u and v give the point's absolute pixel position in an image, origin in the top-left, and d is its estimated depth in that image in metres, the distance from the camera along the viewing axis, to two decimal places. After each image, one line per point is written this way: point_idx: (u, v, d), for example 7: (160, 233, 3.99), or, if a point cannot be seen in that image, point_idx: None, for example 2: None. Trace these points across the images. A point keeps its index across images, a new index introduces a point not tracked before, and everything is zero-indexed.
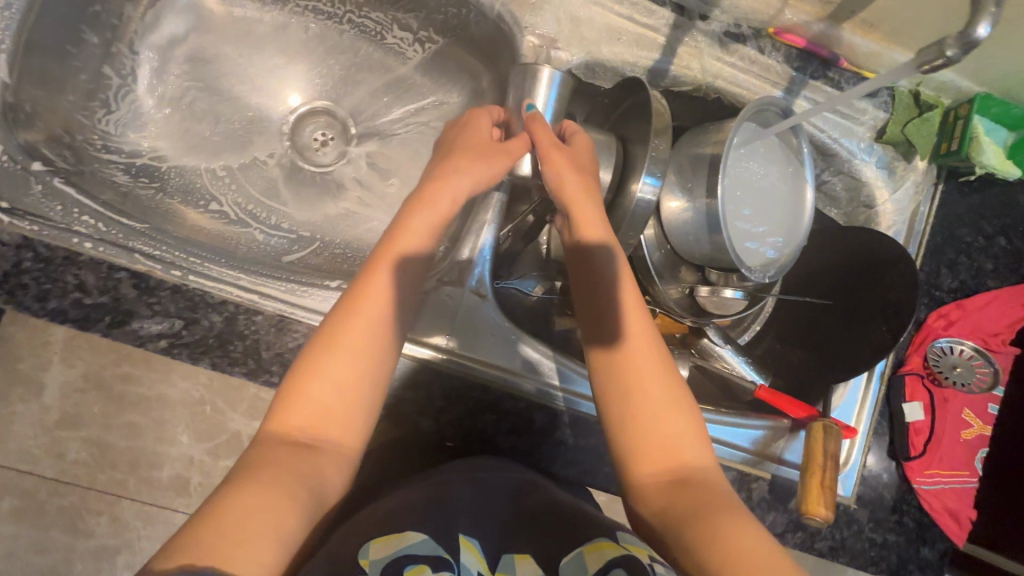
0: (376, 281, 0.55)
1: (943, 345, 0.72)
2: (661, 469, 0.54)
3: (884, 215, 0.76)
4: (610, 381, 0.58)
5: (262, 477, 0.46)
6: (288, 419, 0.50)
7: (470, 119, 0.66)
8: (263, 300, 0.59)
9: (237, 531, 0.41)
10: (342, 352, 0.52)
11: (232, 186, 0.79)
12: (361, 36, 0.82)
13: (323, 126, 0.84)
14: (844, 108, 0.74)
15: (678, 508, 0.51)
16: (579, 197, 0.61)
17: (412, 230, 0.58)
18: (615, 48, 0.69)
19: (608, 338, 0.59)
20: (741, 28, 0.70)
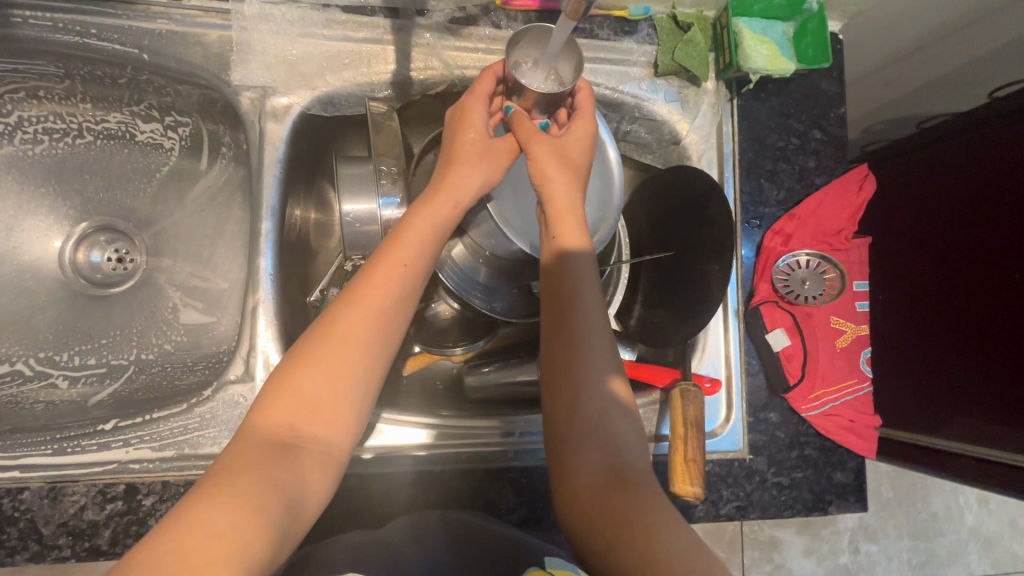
0: (371, 283, 0.49)
1: (786, 262, 0.69)
2: (605, 466, 0.49)
3: (693, 147, 0.71)
4: (576, 351, 0.52)
5: (230, 484, 0.40)
6: (274, 429, 0.44)
7: (478, 92, 0.59)
8: (26, 473, 0.53)
9: (190, 560, 0.35)
10: (336, 376, 0.47)
11: (17, 342, 0.72)
12: (111, 141, 0.76)
13: (106, 244, 0.78)
14: (611, 53, 0.69)
15: (613, 508, 0.46)
16: (559, 190, 0.56)
17: (413, 228, 0.53)
18: (346, 73, 0.64)
19: (572, 326, 0.53)
20: (466, 10, 0.65)
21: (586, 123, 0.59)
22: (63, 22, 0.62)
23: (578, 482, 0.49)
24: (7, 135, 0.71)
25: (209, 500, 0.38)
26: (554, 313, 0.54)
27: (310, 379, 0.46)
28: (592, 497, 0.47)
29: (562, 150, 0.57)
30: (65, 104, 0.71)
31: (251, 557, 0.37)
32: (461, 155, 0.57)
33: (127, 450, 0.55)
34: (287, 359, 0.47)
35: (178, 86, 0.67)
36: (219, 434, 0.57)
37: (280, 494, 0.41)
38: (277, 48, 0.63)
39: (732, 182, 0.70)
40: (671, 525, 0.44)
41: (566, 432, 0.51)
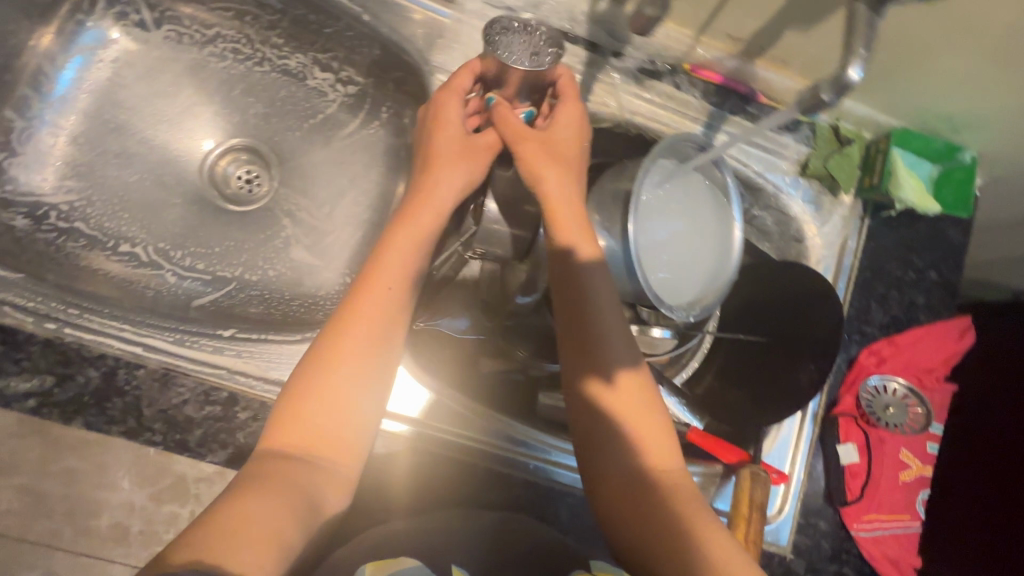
0: (368, 306, 0.54)
1: (875, 383, 0.70)
2: (628, 478, 0.53)
3: (814, 250, 0.75)
4: (607, 364, 0.56)
5: (267, 482, 0.45)
6: (291, 433, 0.48)
7: (444, 100, 0.61)
8: (147, 353, 0.56)
9: (236, 539, 0.40)
10: (352, 386, 0.51)
11: (143, 228, 0.75)
12: (283, 76, 0.80)
13: (244, 163, 0.81)
14: (767, 142, 0.72)
15: (654, 523, 0.50)
16: (547, 189, 0.58)
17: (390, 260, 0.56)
18: None
19: (587, 349, 0.57)
20: (656, 64, 0.68)
21: (570, 118, 0.61)
22: None
23: (618, 492, 0.53)
24: (200, 44, 0.77)
25: (250, 497, 0.43)
26: (588, 329, 0.57)
27: (324, 393, 0.50)
28: (636, 510, 0.52)
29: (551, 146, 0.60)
30: (260, 31, 0.76)
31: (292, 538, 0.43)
32: (439, 159, 0.61)
33: (237, 360, 0.58)
34: (297, 374, 0.51)
35: (371, 49, 0.72)
36: None
37: (308, 487, 0.46)
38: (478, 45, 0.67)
39: (842, 293, 0.73)
40: (710, 537, 0.49)
41: (597, 450, 0.55)
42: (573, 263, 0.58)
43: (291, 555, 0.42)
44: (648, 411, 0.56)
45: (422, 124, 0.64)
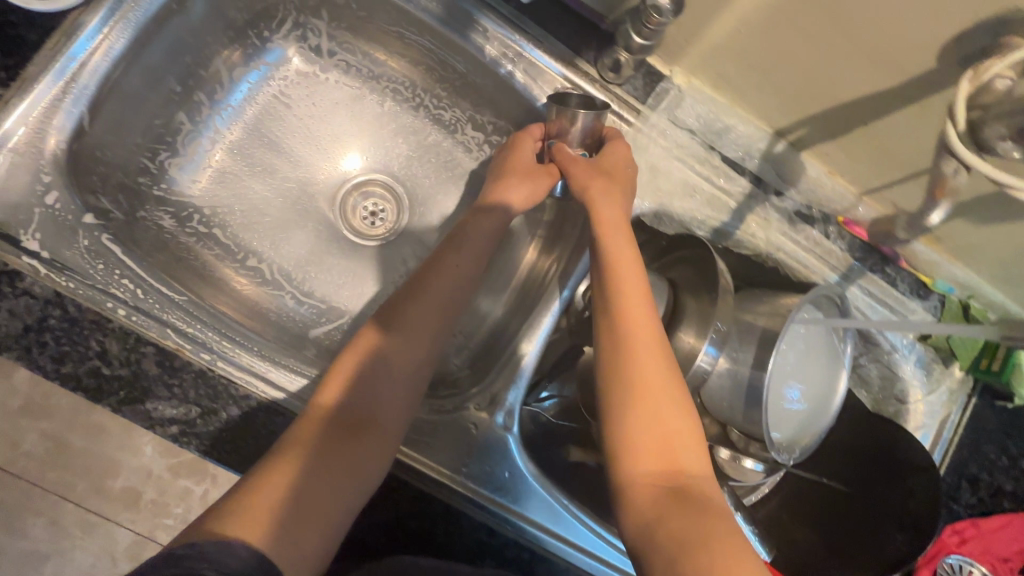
0: (416, 296, 0.58)
1: (954, 562, 0.71)
2: (659, 472, 0.48)
3: (915, 413, 0.75)
4: (637, 361, 0.52)
5: (309, 451, 0.48)
6: (333, 406, 0.51)
7: (515, 142, 0.65)
8: (288, 400, 0.56)
9: (271, 514, 0.44)
10: (398, 370, 0.55)
11: (273, 245, 0.75)
12: (434, 124, 0.81)
13: (376, 197, 0.82)
14: (894, 301, 0.73)
15: (659, 526, 0.45)
16: (599, 212, 0.59)
17: (459, 252, 0.61)
18: (687, 203, 0.69)
19: (614, 329, 0.54)
20: (811, 211, 0.70)
21: (620, 147, 0.62)
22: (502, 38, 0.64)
23: (638, 492, 0.48)
24: (365, 80, 0.78)
25: (293, 471, 0.47)
26: (621, 327, 0.54)
27: (370, 372, 0.54)
28: (647, 513, 0.46)
29: (600, 167, 0.61)
30: (429, 82, 0.77)
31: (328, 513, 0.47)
32: (509, 173, 0.64)
33: None
34: (350, 351, 0.55)
35: None
36: (440, 435, 0.62)
37: (348, 464, 0.49)
38: (652, 155, 0.67)
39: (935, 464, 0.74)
40: (725, 545, 0.42)
41: (615, 447, 0.51)
42: (611, 276, 0.56)
43: (327, 530, 0.46)
44: (673, 407, 0.51)
45: (497, 155, 0.67)
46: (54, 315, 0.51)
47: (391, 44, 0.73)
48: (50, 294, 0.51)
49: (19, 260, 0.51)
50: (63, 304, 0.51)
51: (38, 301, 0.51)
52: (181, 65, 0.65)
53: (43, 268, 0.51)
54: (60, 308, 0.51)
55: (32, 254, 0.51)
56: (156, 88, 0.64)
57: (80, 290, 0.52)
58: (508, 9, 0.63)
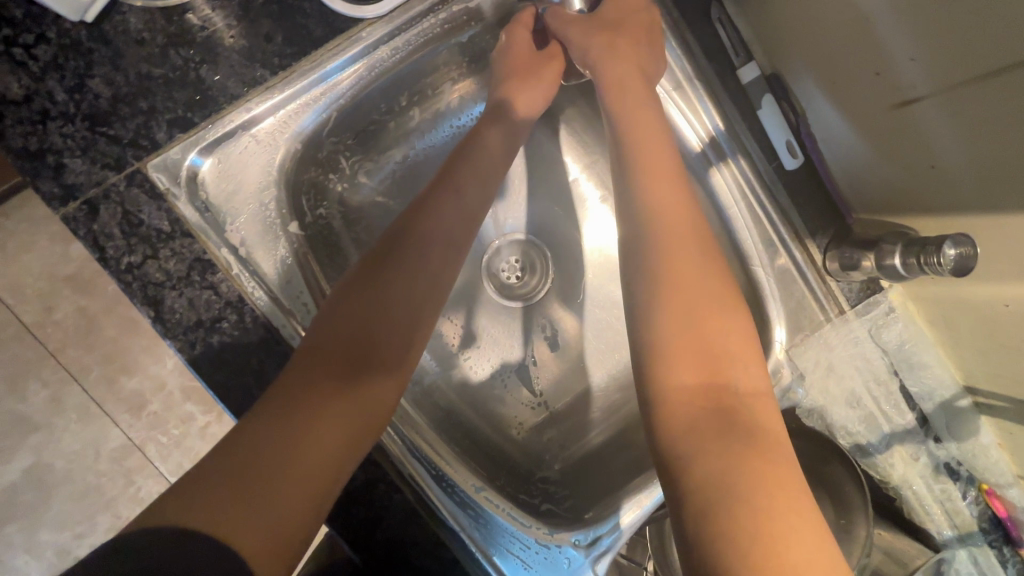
0: (434, 221, 0.51)
1: None
2: (701, 383, 0.44)
3: None
4: (672, 268, 0.49)
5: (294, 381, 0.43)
6: (322, 332, 0.45)
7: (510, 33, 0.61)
8: (410, 478, 0.53)
9: (239, 466, 0.38)
10: (398, 300, 0.48)
11: None
12: None
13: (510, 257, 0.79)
14: None
15: (696, 464, 0.40)
16: (637, 114, 0.55)
17: (494, 136, 0.59)
18: (844, 412, 0.66)
19: (641, 238, 0.51)
20: (960, 468, 0.66)
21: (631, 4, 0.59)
22: (749, 196, 0.61)
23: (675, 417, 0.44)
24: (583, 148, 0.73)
25: (266, 423, 0.40)
26: (668, 237, 0.50)
27: (361, 298, 0.47)
28: (684, 444, 0.42)
29: (613, 29, 0.58)
30: None
31: (312, 469, 0.40)
32: (518, 70, 0.60)
33: (467, 525, 0.55)
34: (349, 278, 0.49)
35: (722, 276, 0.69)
36: (532, 563, 0.57)
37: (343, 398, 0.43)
38: (835, 354, 0.64)
39: None
40: (779, 496, 0.38)
41: (647, 363, 0.47)
42: (647, 181, 0.52)
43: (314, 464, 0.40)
44: (713, 312, 0.47)
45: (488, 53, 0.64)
46: (228, 319, 0.48)
47: None
48: (234, 298, 0.48)
49: (219, 252, 0.48)
50: (242, 310, 0.48)
51: (219, 300, 0.48)
52: (419, 85, 0.62)
53: (236, 266, 0.48)
54: (237, 312, 0.48)
55: (232, 247, 0.48)
56: (389, 101, 0.61)
57: (262, 302, 0.49)
58: (766, 167, 0.60)
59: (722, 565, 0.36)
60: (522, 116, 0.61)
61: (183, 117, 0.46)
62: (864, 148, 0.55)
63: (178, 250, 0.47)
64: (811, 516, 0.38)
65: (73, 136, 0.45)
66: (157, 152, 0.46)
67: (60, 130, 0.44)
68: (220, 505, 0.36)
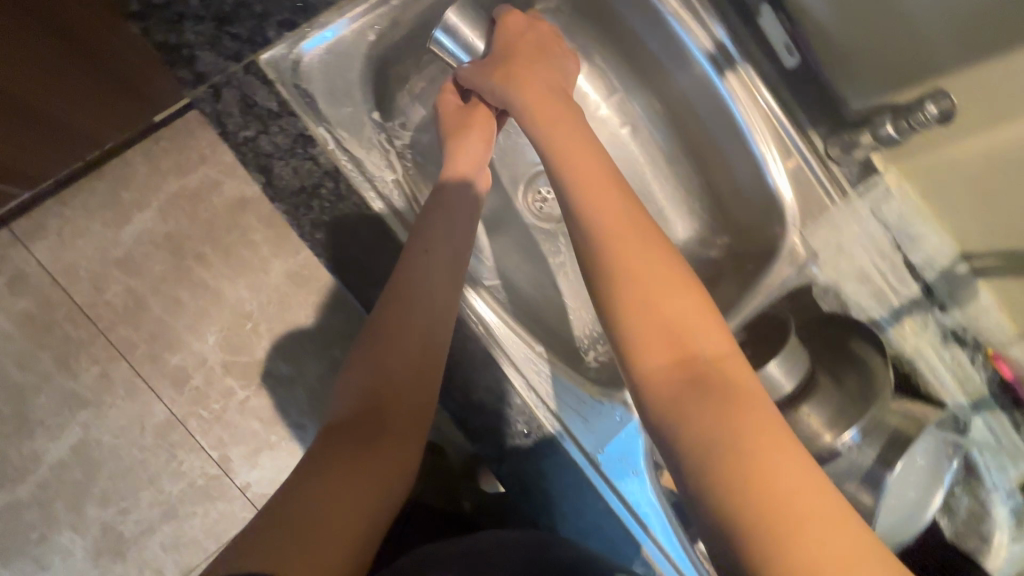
0: (425, 265, 0.54)
1: None
2: (676, 356, 0.43)
3: (997, 557, 0.77)
4: (613, 252, 0.48)
5: (331, 453, 0.44)
6: (351, 406, 0.47)
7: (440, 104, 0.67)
8: (483, 331, 0.64)
9: (283, 528, 0.38)
10: (399, 370, 0.49)
11: None
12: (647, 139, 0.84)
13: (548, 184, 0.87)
14: (1007, 447, 0.76)
15: (695, 435, 0.39)
16: (557, 126, 0.57)
17: (463, 155, 0.63)
18: (855, 289, 0.73)
19: (585, 256, 0.49)
20: (966, 334, 0.74)
21: (515, 28, 0.65)
22: (753, 95, 0.71)
23: (659, 405, 0.42)
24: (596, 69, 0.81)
25: (301, 476, 0.42)
26: (602, 231, 0.49)
27: (364, 360, 0.49)
28: (671, 417, 0.41)
29: (508, 74, 0.61)
30: (656, 110, 0.82)
31: (347, 517, 0.40)
32: (458, 135, 0.64)
33: (534, 376, 0.64)
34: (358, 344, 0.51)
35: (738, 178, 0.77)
36: (590, 415, 0.65)
37: (370, 459, 0.44)
38: (843, 234, 0.72)
39: None
40: (762, 441, 0.38)
41: (625, 357, 0.45)
42: (580, 183, 0.52)
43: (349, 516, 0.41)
44: (663, 292, 0.45)
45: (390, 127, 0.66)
46: (326, 185, 0.57)
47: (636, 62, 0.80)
48: (330, 168, 0.57)
49: (318, 129, 0.57)
50: (336, 178, 0.57)
51: (318, 169, 0.57)
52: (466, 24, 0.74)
53: (333, 144, 0.57)
54: (333, 180, 0.57)
55: (327, 127, 0.58)
56: None
57: (354, 173, 0.58)
58: (769, 68, 0.71)
59: (740, 531, 0.35)
60: (472, 147, 0.64)
61: (290, 19, 0.56)
62: (851, 38, 0.66)
63: (285, 127, 0.56)
64: (804, 461, 0.37)
65: (204, 33, 0.53)
66: (269, 48, 0.56)
67: (194, 28, 0.53)
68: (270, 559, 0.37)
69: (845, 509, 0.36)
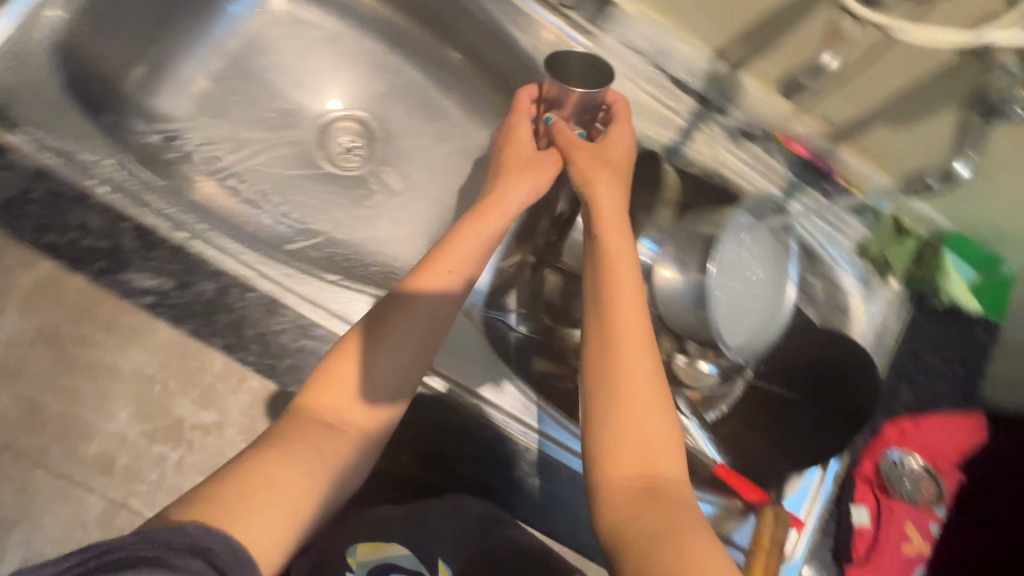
0: (393, 345, 0.53)
1: (895, 456, 0.76)
2: (643, 472, 0.48)
3: (859, 324, 0.80)
4: (623, 379, 0.51)
5: (288, 441, 0.48)
6: (311, 406, 0.51)
7: (509, 133, 0.65)
8: (261, 279, 0.60)
9: (241, 498, 0.43)
10: (348, 424, 0.51)
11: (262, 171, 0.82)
12: (408, 61, 0.88)
13: (350, 134, 0.87)
14: (831, 219, 0.79)
15: (625, 541, 0.45)
16: (489, 221, 0.59)
17: (451, 254, 0.56)
18: (638, 122, 0.75)
19: (595, 381, 0.52)
20: (753, 128, 0.75)
21: (620, 131, 0.65)
22: None
23: (614, 482, 0.48)
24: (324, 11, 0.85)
25: (254, 459, 0.46)
26: (601, 364, 0.52)
27: (326, 388, 0.51)
28: (620, 511, 0.47)
29: (598, 154, 0.62)
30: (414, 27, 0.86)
31: (293, 509, 0.45)
32: (511, 168, 0.63)
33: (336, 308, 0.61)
34: (319, 366, 0.53)
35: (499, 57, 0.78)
36: None
37: (318, 462, 0.48)
38: None
39: (881, 367, 0.78)
40: (692, 534, 0.43)
41: (596, 458, 0.50)
42: (607, 286, 0.55)
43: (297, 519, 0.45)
44: (657, 426, 0.50)
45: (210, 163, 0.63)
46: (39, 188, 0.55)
47: None
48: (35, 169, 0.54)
49: (8, 135, 0.54)
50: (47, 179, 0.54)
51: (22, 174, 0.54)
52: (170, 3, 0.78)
53: (31, 144, 0.54)
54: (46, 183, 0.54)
55: (23, 132, 0.55)
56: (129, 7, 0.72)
57: (64, 167, 0.55)
58: None
59: None
60: (523, 188, 0.61)
61: None
62: None
63: None
64: (712, 544, 0.42)
65: None
66: None
67: None
68: (240, 521, 0.42)
69: (722, 556, 0.42)
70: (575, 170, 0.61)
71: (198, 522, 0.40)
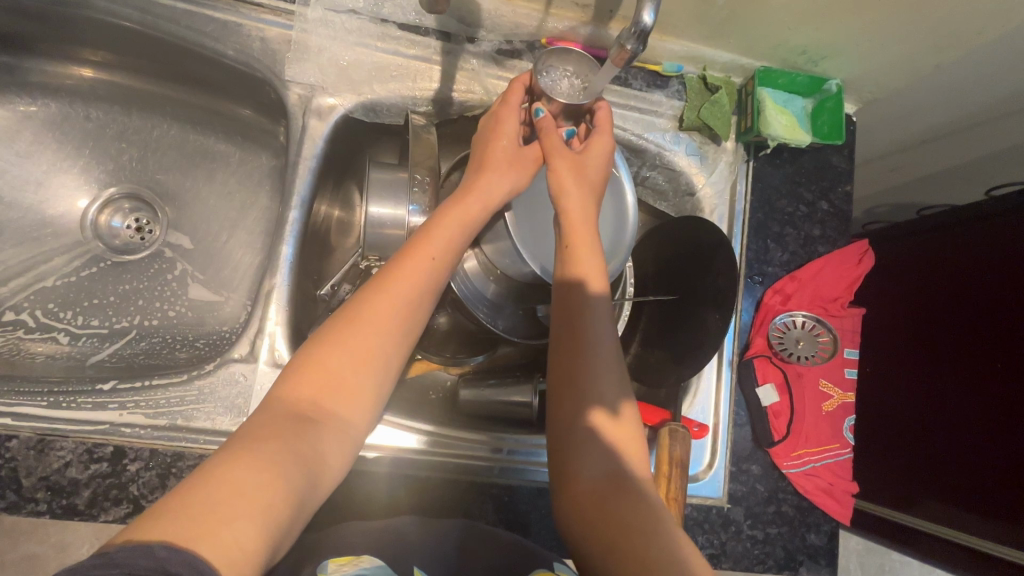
0: (346, 345, 0.47)
1: (783, 321, 0.72)
2: (608, 470, 0.49)
3: (706, 200, 0.74)
4: (587, 383, 0.51)
5: (258, 438, 0.40)
6: (274, 408, 0.43)
7: (497, 119, 0.60)
8: (17, 422, 0.54)
9: (218, 506, 0.34)
10: (333, 430, 0.44)
11: (41, 290, 0.73)
12: (152, 113, 0.78)
13: (127, 212, 0.78)
14: (640, 103, 0.72)
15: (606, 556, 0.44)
16: (402, 268, 0.51)
17: (381, 303, 0.49)
18: (391, 85, 0.68)
19: (575, 398, 0.51)
20: (512, 44, 0.69)
21: (606, 139, 0.60)
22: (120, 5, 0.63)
23: (581, 495, 0.48)
24: (30, 97, 0.75)
25: (221, 460, 0.38)
26: (585, 379, 0.51)
27: (293, 384, 0.45)
28: (591, 521, 0.46)
29: (582, 164, 0.58)
30: (129, 77, 0.75)
31: (278, 512, 0.37)
32: (487, 158, 0.59)
33: (121, 413, 0.56)
34: (284, 376, 0.46)
35: (223, 74, 0.69)
36: (217, 398, 0.59)
37: (302, 459, 0.40)
38: (331, 50, 0.66)
39: (740, 237, 0.73)
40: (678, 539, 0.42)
41: (559, 475, 0.50)
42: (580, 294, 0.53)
43: (281, 527, 0.37)
44: (624, 431, 0.51)
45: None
46: None
47: (55, 52, 0.71)
48: None
49: None
50: None
51: None
52: None
53: None
54: None
55: None
56: None
57: None
58: None
59: None
60: (448, 234, 0.54)
61: None
62: None
63: None
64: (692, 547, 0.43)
65: None
66: None
67: None
68: (213, 537, 0.33)
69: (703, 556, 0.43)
70: (481, 177, 0.58)
71: (166, 537, 0.32)
